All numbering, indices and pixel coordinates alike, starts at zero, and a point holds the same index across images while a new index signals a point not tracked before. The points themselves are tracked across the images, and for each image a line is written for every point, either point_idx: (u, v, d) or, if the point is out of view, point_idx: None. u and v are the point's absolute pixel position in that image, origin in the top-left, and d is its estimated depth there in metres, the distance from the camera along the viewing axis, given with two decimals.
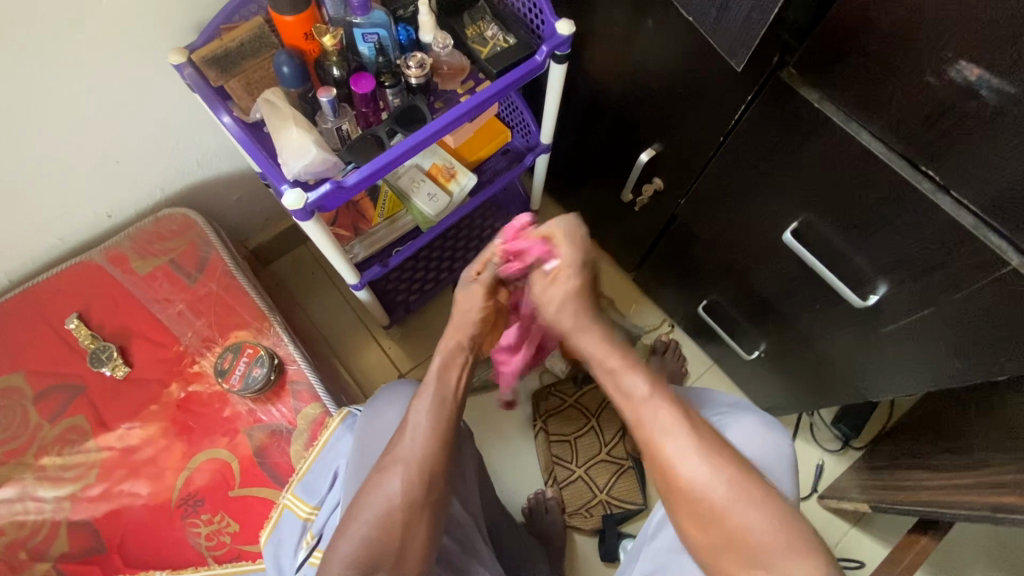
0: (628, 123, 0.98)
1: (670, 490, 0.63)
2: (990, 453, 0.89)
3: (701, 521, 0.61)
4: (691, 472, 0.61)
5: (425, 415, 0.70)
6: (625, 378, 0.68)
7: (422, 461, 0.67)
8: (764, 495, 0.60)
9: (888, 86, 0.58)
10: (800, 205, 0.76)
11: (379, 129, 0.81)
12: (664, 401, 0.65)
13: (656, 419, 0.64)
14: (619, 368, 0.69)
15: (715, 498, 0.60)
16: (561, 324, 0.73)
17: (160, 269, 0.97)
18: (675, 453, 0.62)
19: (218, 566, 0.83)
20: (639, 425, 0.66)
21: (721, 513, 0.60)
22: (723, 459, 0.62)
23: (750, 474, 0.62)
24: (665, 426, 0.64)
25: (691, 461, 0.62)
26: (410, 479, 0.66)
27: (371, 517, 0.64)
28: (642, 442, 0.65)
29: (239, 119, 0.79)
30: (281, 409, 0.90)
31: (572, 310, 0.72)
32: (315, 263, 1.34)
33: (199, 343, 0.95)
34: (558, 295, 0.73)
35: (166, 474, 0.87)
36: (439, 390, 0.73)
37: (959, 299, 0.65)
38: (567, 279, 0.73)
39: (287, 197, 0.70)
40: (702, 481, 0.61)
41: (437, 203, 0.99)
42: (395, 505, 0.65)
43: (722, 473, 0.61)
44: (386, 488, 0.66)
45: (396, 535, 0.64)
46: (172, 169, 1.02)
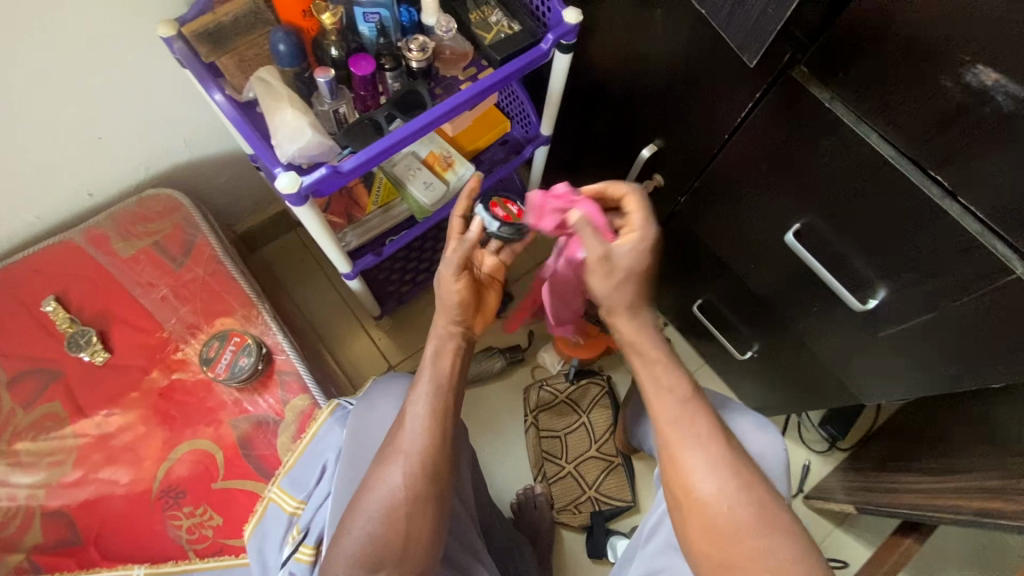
0: (631, 117, 0.96)
1: (687, 498, 0.64)
2: (976, 459, 0.89)
3: (711, 538, 0.63)
4: (712, 489, 0.63)
5: (424, 407, 0.68)
6: (662, 379, 0.67)
7: (421, 455, 0.66)
8: (780, 522, 0.63)
9: (901, 89, 0.57)
10: (804, 207, 0.75)
11: (377, 113, 0.78)
12: (701, 411, 0.66)
13: (691, 426, 0.65)
14: (658, 363, 0.67)
15: (735, 516, 0.62)
16: (610, 303, 0.67)
17: (143, 252, 0.94)
18: (701, 466, 0.64)
19: (199, 560, 0.80)
20: (669, 428, 0.66)
21: (733, 532, 0.62)
22: (745, 476, 0.64)
23: (767, 496, 0.63)
24: (697, 436, 0.65)
25: (716, 476, 0.63)
26: (408, 473, 0.65)
27: (373, 513, 0.64)
28: (666, 447, 0.66)
29: (231, 98, 0.76)
30: (268, 400, 0.87)
31: (631, 288, 0.66)
32: (305, 250, 1.30)
33: (183, 329, 0.91)
34: (624, 266, 0.65)
35: (146, 464, 0.84)
36: (436, 379, 0.70)
37: (959, 307, 0.64)
38: (638, 247, 0.65)
39: (280, 179, 0.68)
40: (722, 498, 0.63)
41: (434, 191, 0.97)
42: (397, 500, 0.64)
43: (740, 494, 0.63)
44: (386, 482, 0.65)
45: (401, 531, 0.64)
46: (157, 148, 0.98)
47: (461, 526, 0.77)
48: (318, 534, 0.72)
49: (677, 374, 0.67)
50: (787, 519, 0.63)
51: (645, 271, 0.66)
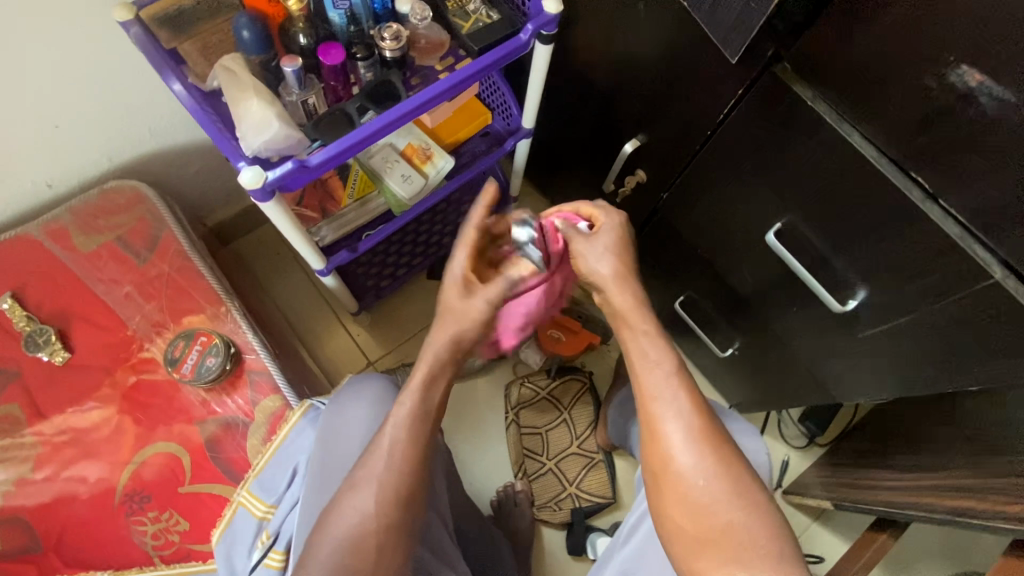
0: (613, 111, 0.94)
1: (664, 472, 0.61)
2: (949, 456, 0.90)
3: (688, 513, 0.59)
4: (689, 462, 0.59)
5: (403, 431, 0.64)
6: (648, 351, 0.64)
7: (394, 483, 0.63)
8: (758, 500, 0.59)
9: (885, 89, 0.56)
10: (786, 206, 0.74)
11: (349, 105, 0.75)
12: (682, 387, 0.62)
13: (670, 404, 0.61)
14: (648, 335, 0.65)
15: (711, 490, 0.59)
16: (599, 272, 0.68)
17: (105, 246, 0.90)
18: (680, 437, 0.60)
19: (166, 566, 0.77)
20: (648, 408, 0.63)
21: (708, 506, 0.58)
22: (724, 452, 0.60)
23: (747, 484, 0.59)
24: (678, 409, 0.61)
25: (695, 450, 0.60)
26: (379, 501, 0.62)
27: (340, 542, 0.61)
28: (645, 419, 0.63)
29: (194, 87, 0.72)
30: (237, 401, 0.84)
31: (612, 260, 0.68)
32: (280, 243, 1.27)
33: (149, 328, 0.88)
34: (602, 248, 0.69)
35: (109, 468, 0.82)
36: (420, 404, 0.66)
37: (939, 309, 0.64)
38: (609, 236, 0.70)
39: (243, 174, 0.64)
40: (698, 473, 0.59)
41: (412, 185, 0.94)
42: (367, 529, 0.62)
43: (718, 470, 0.59)
44: (355, 509, 0.62)
45: (369, 563, 0.61)
46: (121, 138, 0.94)
47: (433, 530, 0.78)
48: (287, 539, 0.71)
49: (659, 347, 0.64)
50: (765, 500, 0.59)
51: (620, 248, 0.69)
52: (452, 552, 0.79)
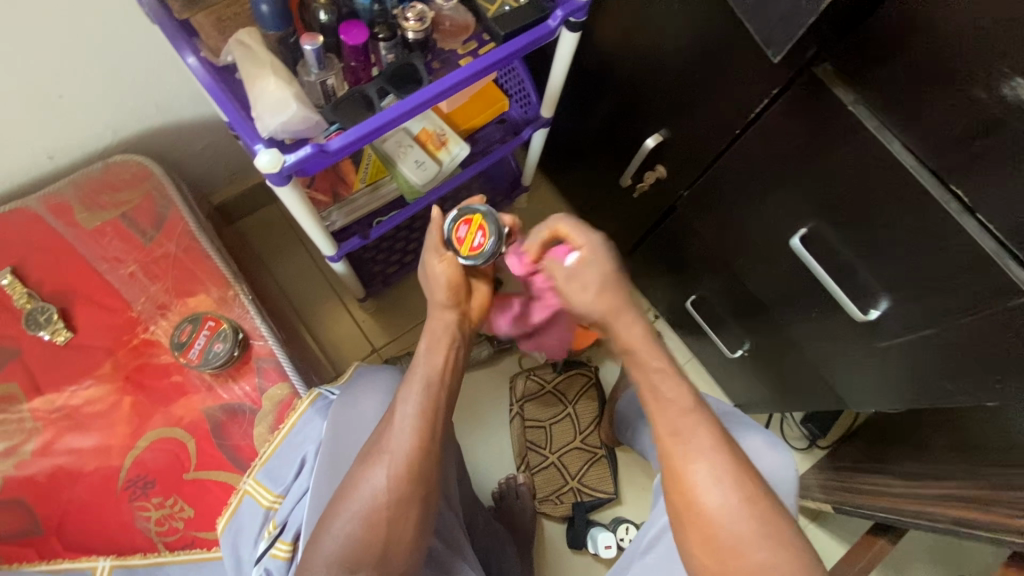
0: (636, 103, 0.91)
1: (688, 512, 0.61)
2: (951, 465, 0.90)
3: (713, 552, 0.60)
4: (716, 502, 0.60)
5: (414, 408, 0.65)
6: (661, 390, 0.64)
7: (407, 458, 0.64)
8: (785, 535, 0.60)
9: (932, 98, 0.54)
10: (813, 211, 0.73)
11: (368, 87, 0.72)
12: (703, 423, 0.63)
13: (693, 439, 0.62)
14: (661, 372, 0.64)
15: (739, 531, 0.59)
16: (592, 308, 0.66)
17: (110, 223, 0.88)
18: (706, 477, 0.61)
19: (170, 553, 0.76)
20: (668, 439, 0.63)
21: (736, 547, 0.59)
22: (750, 490, 0.61)
23: (775, 517, 0.60)
24: (700, 447, 0.62)
25: (720, 489, 0.60)
26: (391, 474, 0.64)
27: (356, 516, 0.64)
28: (666, 456, 0.63)
29: (206, 62, 0.69)
30: (244, 387, 0.83)
31: (613, 295, 0.66)
32: (285, 223, 1.24)
33: (153, 309, 0.86)
34: (595, 279, 0.66)
35: (110, 451, 0.80)
36: (427, 376, 0.67)
37: (966, 325, 0.62)
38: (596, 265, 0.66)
39: (260, 157, 0.61)
40: (726, 513, 0.60)
41: (425, 171, 0.91)
42: (380, 502, 0.64)
43: (746, 508, 0.60)
44: (370, 482, 0.64)
45: (381, 535, 0.63)
46: (126, 110, 0.90)
47: (446, 522, 0.78)
48: (295, 530, 0.70)
49: (676, 381, 0.64)
50: (791, 532, 0.60)
51: (619, 273, 0.66)
52: (465, 545, 0.79)
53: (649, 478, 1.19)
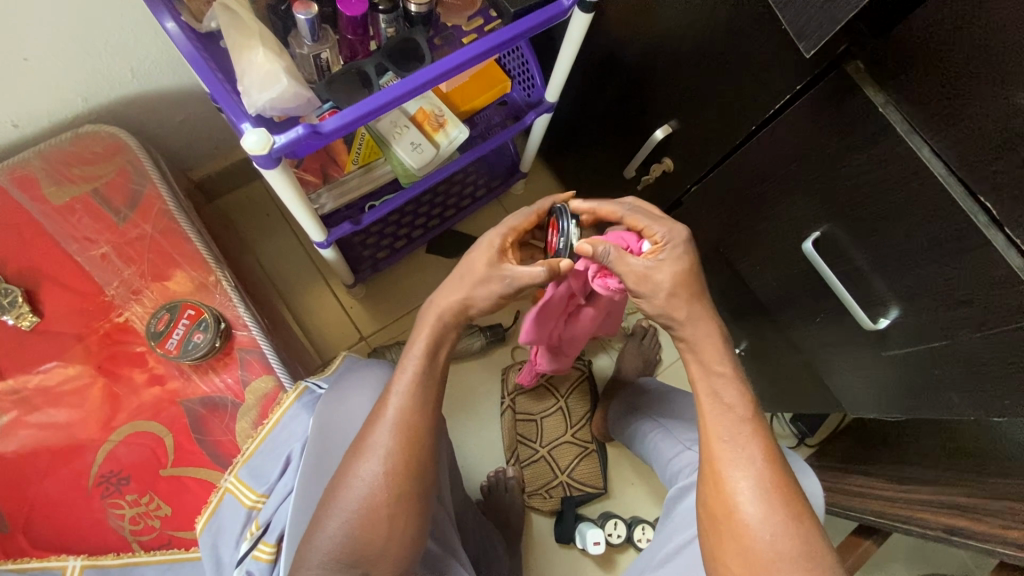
0: (644, 93, 0.88)
1: (728, 522, 0.60)
2: (936, 468, 0.90)
3: (747, 565, 0.59)
4: (758, 513, 0.59)
5: (408, 399, 0.63)
6: (720, 394, 0.63)
7: (402, 452, 0.62)
8: (824, 561, 0.58)
9: (970, 103, 0.51)
10: (827, 216, 0.70)
11: (366, 63, 0.67)
12: (755, 433, 0.62)
13: (741, 448, 0.61)
14: (723, 378, 0.64)
15: (778, 547, 0.58)
16: (669, 312, 0.65)
17: (80, 200, 0.83)
18: (749, 488, 0.60)
19: (144, 553, 0.72)
20: (716, 445, 0.62)
21: (772, 561, 0.58)
22: (795, 507, 0.59)
23: (815, 537, 0.59)
24: (749, 456, 0.61)
25: (764, 501, 0.59)
26: (387, 470, 0.61)
27: (350, 514, 0.60)
28: (710, 462, 0.63)
29: (188, 27, 0.63)
30: (226, 379, 0.78)
31: (683, 299, 0.65)
32: (270, 203, 1.18)
33: (127, 294, 0.81)
34: (667, 282, 0.64)
35: (80, 445, 0.75)
36: (421, 367, 0.65)
37: (979, 340, 0.61)
38: (678, 266, 0.65)
39: (247, 137, 0.56)
40: (766, 527, 0.58)
41: (422, 154, 0.85)
42: (377, 500, 0.61)
43: (787, 525, 0.58)
44: (364, 479, 0.61)
45: (381, 534, 0.60)
46: (97, 76, 0.83)
47: (439, 521, 0.75)
48: (278, 531, 0.67)
49: (737, 389, 0.63)
50: (832, 560, 0.58)
51: (688, 274, 0.65)
52: (458, 546, 0.77)
53: (638, 473, 1.18)
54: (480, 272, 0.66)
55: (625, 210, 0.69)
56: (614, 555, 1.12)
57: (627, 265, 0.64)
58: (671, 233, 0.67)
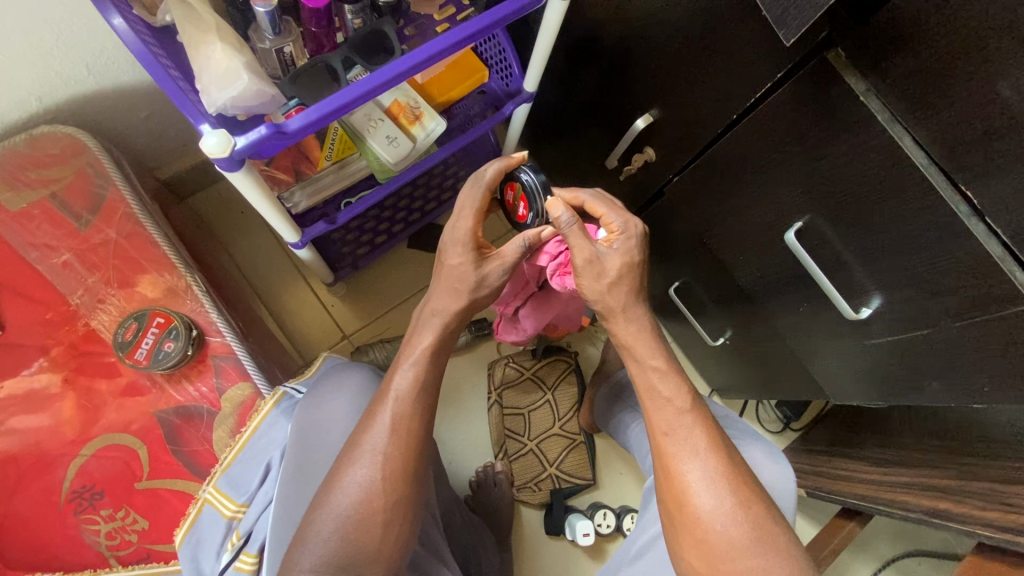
0: (624, 82, 0.86)
1: (680, 514, 0.61)
2: (915, 448, 0.91)
3: (705, 556, 0.60)
4: (707, 504, 0.60)
5: (407, 403, 0.62)
6: (657, 388, 0.63)
7: (402, 457, 0.61)
8: (784, 543, 0.60)
9: (950, 92, 0.50)
10: (808, 205, 0.69)
11: (333, 57, 0.64)
12: (699, 424, 0.62)
13: (688, 437, 0.62)
14: (659, 371, 0.64)
15: (730, 536, 0.59)
16: (603, 304, 0.64)
17: (38, 205, 0.79)
18: (699, 478, 0.60)
19: (122, 568, 0.70)
20: (666, 437, 0.63)
21: (729, 552, 0.59)
22: (744, 494, 0.60)
23: (768, 524, 0.60)
24: (694, 448, 0.62)
25: (714, 491, 0.60)
26: (384, 474, 0.60)
27: (345, 519, 0.59)
28: (660, 456, 0.63)
29: (140, 21, 0.60)
30: (201, 388, 0.76)
31: (622, 290, 0.63)
32: (243, 200, 1.14)
33: (93, 302, 0.78)
34: (614, 269, 0.62)
35: (47, 460, 0.73)
36: (421, 372, 0.63)
37: (960, 329, 0.61)
38: (624, 251, 0.63)
39: (206, 139, 0.52)
40: (720, 518, 0.59)
41: (398, 148, 0.83)
42: (371, 505, 0.60)
43: (738, 514, 0.59)
44: (358, 484, 0.60)
45: (376, 538, 0.60)
46: (51, 74, 0.79)
47: (424, 524, 0.74)
48: (260, 542, 0.67)
49: (675, 381, 0.63)
50: (789, 542, 0.60)
51: (636, 268, 0.64)
52: (445, 550, 0.76)
53: (625, 463, 1.19)
54: (473, 279, 0.64)
55: (585, 196, 0.69)
56: (603, 544, 1.13)
57: (581, 241, 0.61)
58: (626, 224, 0.65)
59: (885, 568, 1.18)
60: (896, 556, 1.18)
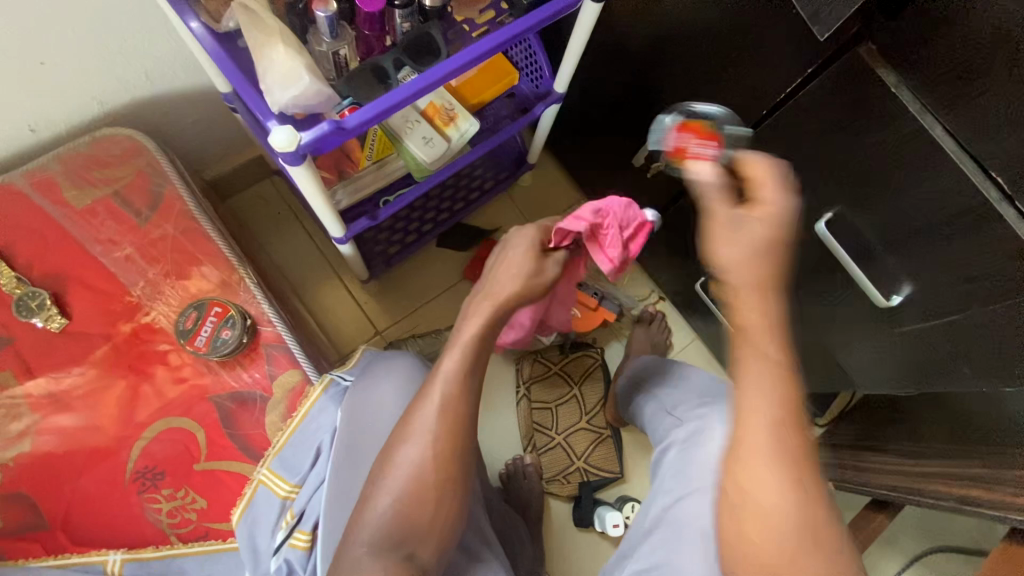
0: (652, 81, 0.89)
1: (741, 507, 0.54)
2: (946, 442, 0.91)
3: (756, 556, 0.53)
4: (776, 504, 0.52)
5: (452, 387, 0.64)
6: (760, 365, 0.54)
7: (449, 437, 0.63)
8: (836, 555, 0.52)
9: (982, 83, 0.53)
10: (837, 196, 0.72)
11: (384, 58, 0.69)
12: (797, 428, 0.53)
13: (783, 436, 0.53)
14: (762, 352, 0.54)
15: (787, 537, 0.52)
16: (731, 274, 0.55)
17: (101, 202, 0.84)
18: (772, 474, 0.52)
19: (182, 545, 0.73)
20: (747, 424, 0.54)
21: (778, 554, 0.52)
22: (817, 506, 0.52)
23: (830, 532, 0.52)
24: (783, 448, 0.52)
25: (783, 490, 0.52)
26: (433, 453, 0.63)
27: (398, 494, 0.62)
28: (733, 445, 0.55)
29: (207, 29, 0.64)
30: (254, 375, 0.79)
31: (761, 253, 0.54)
32: (280, 200, 1.19)
33: (153, 293, 0.83)
34: (766, 220, 0.55)
35: (113, 441, 0.77)
36: (467, 357, 0.66)
37: (993, 312, 0.62)
38: (778, 200, 0.55)
39: (275, 135, 0.56)
40: (780, 515, 0.52)
41: (434, 148, 0.86)
42: (422, 482, 0.62)
43: (802, 517, 0.52)
44: (410, 463, 0.63)
45: (427, 511, 0.62)
46: (111, 77, 0.83)
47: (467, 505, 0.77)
48: (313, 520, 0.69)
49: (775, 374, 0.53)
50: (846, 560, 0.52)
51: (782, 234, 0.55)
52: (486, 528, 0.78)
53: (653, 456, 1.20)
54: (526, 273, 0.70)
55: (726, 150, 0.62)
56: None
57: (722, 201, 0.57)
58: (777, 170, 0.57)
59: (914, 565, 1.18)
60: (924, 552, 1.18)
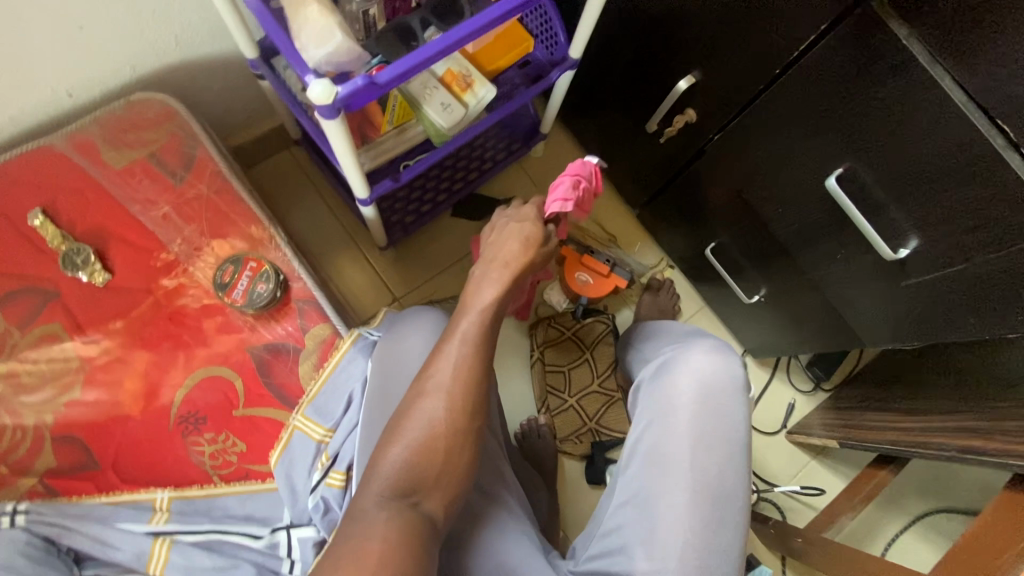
0: (665, 45, 0.91)
1: None
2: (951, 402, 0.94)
3: None
4: None
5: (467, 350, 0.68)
6: None
7: (464, 389, 0.67)
8: None
9: (990, 31, 0.55)
10: (846, 152, 0.74)
11: (412, 18, 0.74)
12: None
13: None
14: None
15: None
16: None
17: (138, 163, 0.88)
18: None
19: (224, 484, 0.78)
20: None
21: None
22: None
23: None
24: None
25: None
26: (448, 405, 0.65)
27: (412, 443, 0.64)
28: None
29: None
30: (287, 328, 0.84)
31: None
32: (299, 169, 1.22)
33: (190, 250, 0.87)
34: None
35: (156, 388, 0.81)
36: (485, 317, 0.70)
37: (998, 259, 0.65)
38: None
39: (313, 87, 0.59)
40: None
41: (452, 114, 0.88)
42: (436, 432, 0.65)
43: None
44: (426, 414, 0.65)
45: (437, 461, 0.64)
46: (144, 43, 0.86)
47: (489, 451, 0.81)
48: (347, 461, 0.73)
49: None
50: None
51: None
52: (506, 472, 0.81)
53: None
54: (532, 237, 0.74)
55: None
56: None
57: None
58: None
59: (915, 523, 1.22)
60: (925, 511, 1.22)
